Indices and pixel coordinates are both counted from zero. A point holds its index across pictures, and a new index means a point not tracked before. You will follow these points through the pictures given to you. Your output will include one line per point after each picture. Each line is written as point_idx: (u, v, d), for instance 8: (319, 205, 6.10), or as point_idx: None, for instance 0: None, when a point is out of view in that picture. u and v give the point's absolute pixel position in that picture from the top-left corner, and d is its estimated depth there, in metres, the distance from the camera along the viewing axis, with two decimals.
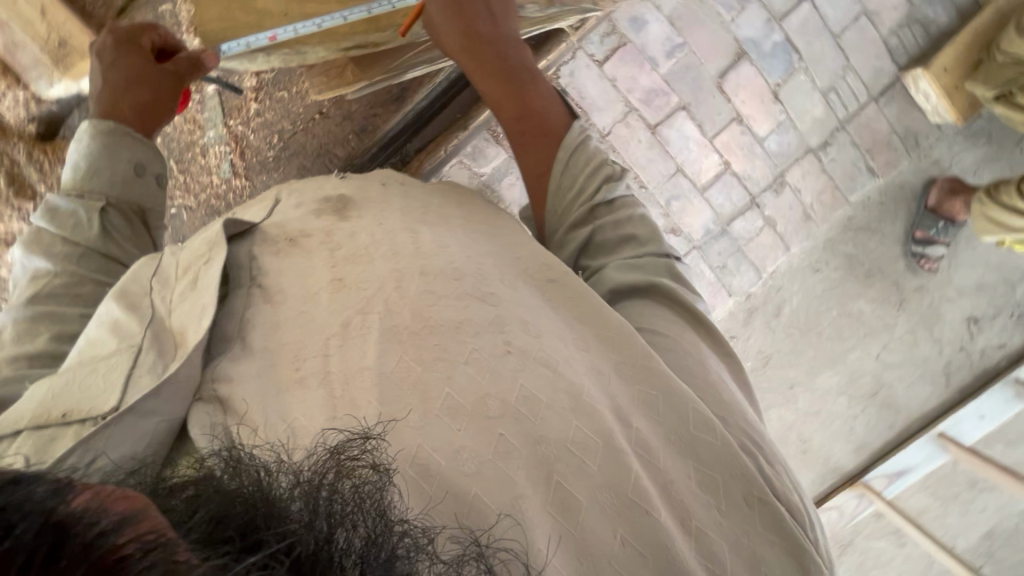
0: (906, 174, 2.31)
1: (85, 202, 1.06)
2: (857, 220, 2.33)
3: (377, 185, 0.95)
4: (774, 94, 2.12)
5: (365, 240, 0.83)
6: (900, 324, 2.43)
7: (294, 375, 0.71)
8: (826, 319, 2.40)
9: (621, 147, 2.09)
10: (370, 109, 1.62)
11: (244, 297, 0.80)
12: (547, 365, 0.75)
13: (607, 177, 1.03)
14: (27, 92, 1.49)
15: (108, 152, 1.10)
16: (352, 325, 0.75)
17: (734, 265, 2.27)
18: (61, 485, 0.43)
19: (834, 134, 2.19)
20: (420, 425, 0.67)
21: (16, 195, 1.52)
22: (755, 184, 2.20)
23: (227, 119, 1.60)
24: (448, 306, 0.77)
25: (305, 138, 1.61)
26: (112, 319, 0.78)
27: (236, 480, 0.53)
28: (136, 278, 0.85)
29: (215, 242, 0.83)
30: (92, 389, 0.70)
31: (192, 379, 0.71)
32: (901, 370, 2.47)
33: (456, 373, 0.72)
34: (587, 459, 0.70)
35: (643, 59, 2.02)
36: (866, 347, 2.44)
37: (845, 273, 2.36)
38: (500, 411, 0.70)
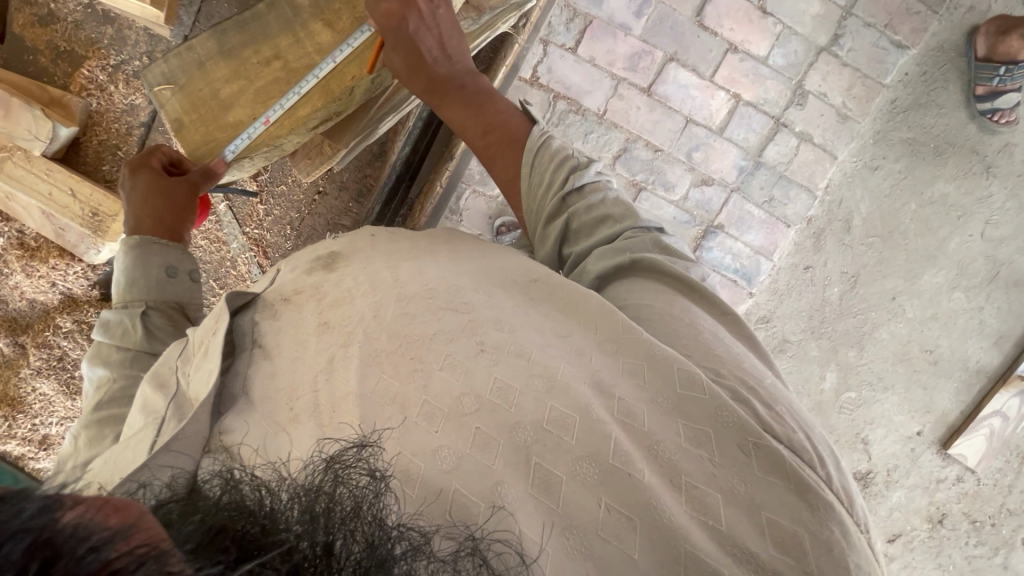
0: (944, 33, 2.06)
1: (130, 310, 1.09)
2: (903, 101, 2.10)
3: (366, 237, 0.96)
4: (761, 9, 2.00)
5: (349, 283, 0.83)
6: (996, 192, 2.16)
7: (289, 414, 0.72)
8: (905, 215, 2.17)
9: (622, 120, 2.04)
10: (360, 173, 1.72)
11: (247, 358, 0.81)
12: (521, 355, 0.75)
13: (573, 167, 1.01)
14: (83, 263, 1.71)
15: (140, 263, 1.15)
16: (336, 360, 0.75)
17: (783, 194, 2.12)
18: (51, 502, 0.45)
19: (842, 23, 2.02)
20: (399, 435, 0.68)
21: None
22: (774, 105, 2.07)
23: (243, 227, 1.73)
24: (425, 319, 0.78)
25: (313, 220, 1.74)
26: (146, 397, 0.83)
27: (237, 500, 0.57)
28: (166, 359, 0.87)
29: (221, 314, 0.84)
30: (124, 462, 0.75)
31: (201, 435, 0.72)
32: (1016, 241, 2.19)
33: (433, 379, 0.73)
34: (565, 434, 0.70)
35: (615, 29, 1.98)
36: (965, 229, 2.18)
37: (910, 160, 2.13)
38: (475, 405, 0.71)
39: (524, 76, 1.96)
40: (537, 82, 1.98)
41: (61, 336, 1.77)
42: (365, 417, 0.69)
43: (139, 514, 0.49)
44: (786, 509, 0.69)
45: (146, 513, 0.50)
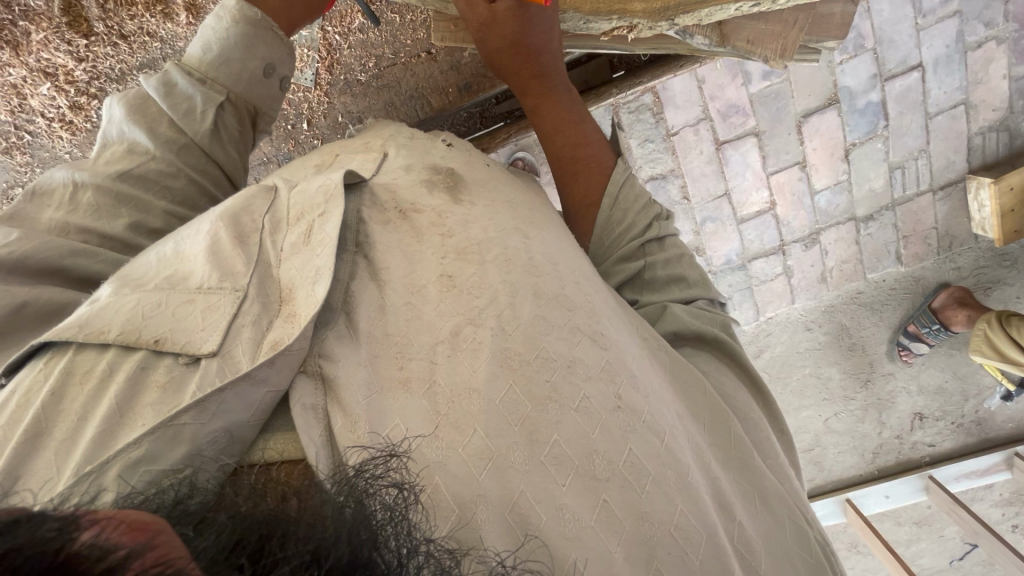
0: (927, 269, 2.33)
1: (206, 89, 1.00)
2: (865, 296, 2.38)
3: (482, 163, 0.98)
4: (845, 152, 2.06)
5: (477, 233, 0.81)
6: (857, 399, 2.55)
7: (398, 375, 0.68)
8: (796, 374, 2.50)
9: (681, 152, 2.02)
10: (480, 68, 1.63)
11: (349, 263, 0.76)
12: (655, 433, 0.71)
13: (656, 215, 1.02)
14: None
15: (243, 43, 1.00)
16: (462, 334, 0.71)
17: (739, 299, 2.33)
18: (66, 521, 0.38)
19: (883, 211, 2.18)
20: (526, 471, 0.64)
21: (68, 26, 1.55)
22: (790, 232, 2.20)
23: (325, 23, 1.59)
24: (558, 339, 0.73)
25: (403, 72, 1.64)
26: (216, 242, 0.72)
27: (251, 504, 0.49)
28: (249, 208, 0.79)
29: (335, 193, 0.79)
30: (188, 321, 0.65)
31: (302, 351, 0.65)
32: (839, 438, 2.62)
33: (565, 419, 0.68)
34: (690, 550, 0.65)
35: (738, 71, 1.92)
36: (820, 410, 2.56)
37: (833, 340, 2.44)
38: (608, 473, 0.66)
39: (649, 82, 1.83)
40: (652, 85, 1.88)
41: None
42: (490, 441, 0.64)
43: (159, 529, 0.42)
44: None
45: (164, 529, 0.42)
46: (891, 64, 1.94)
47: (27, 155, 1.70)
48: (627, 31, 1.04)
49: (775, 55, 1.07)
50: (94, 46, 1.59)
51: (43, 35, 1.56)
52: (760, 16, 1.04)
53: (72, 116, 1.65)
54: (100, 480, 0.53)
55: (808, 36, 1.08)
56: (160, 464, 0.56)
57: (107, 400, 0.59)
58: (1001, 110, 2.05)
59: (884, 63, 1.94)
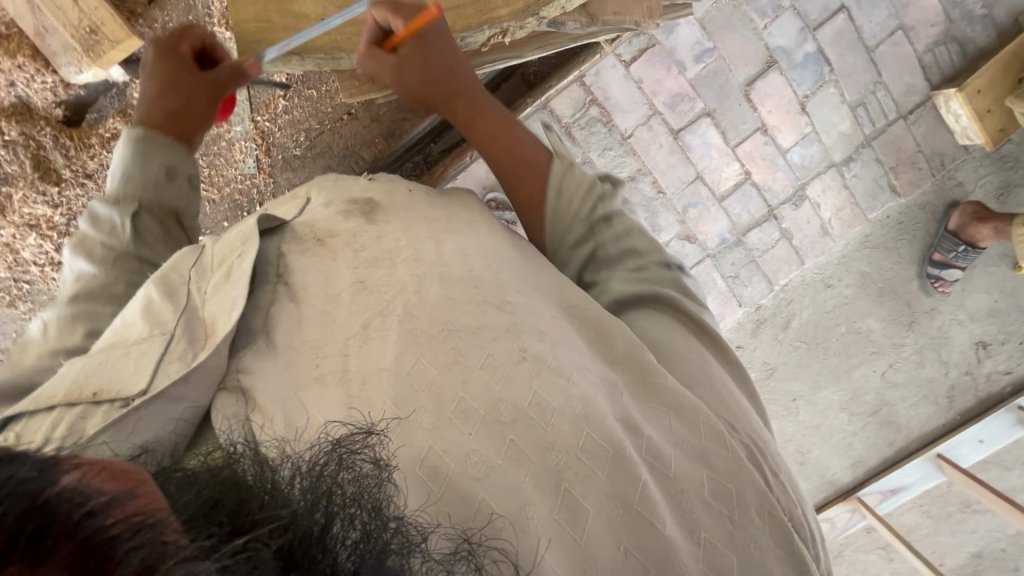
0: (928, 194, 2.25)
1: (121, 208, 1.11)
2: (876, 237, 2.29)
3: (404, 190, 0.99)
4: (801, 105, 2.08)
5: (389, 244, 0.83)
6: (908, 343, 2.39)
7: (313, 372, 0.71)
8: (833, 335, 2.38)
9: (642, 151, 2.07)
10: (399, 113, 1.70)
11: (270, 292, 0.81)
12: (559, 374, 0.74)
13: (602, 194, 1.03)
14: (55, 77, 1.52)
15: (138, 159, 1.15)
16: (372, 326, 0.75)
17: (747, 275, 2.27)
18: (51, 465, 0.46)
19: (860, 149, 2.16)
20: (431, 427, 0.67)
21: (41, 179, 1.59)
22: (775, 196, 2.18)
23: (254, 114, 1.66)
24: (464, 311, 0.76)
25: (332, 138, 1.69)
26: (147, 300, 0.78)
27: (233, 468, 0.56)
28: (176, 266, 0.84)
29: (250, 236, 0.84)
30: (122, 370, 0.70)
31: (219, 369, 0.72)
32: (904, 390, 2.44)
33: (470, 376, 0.71)
34: (597, 468, 0.69)
35: (671, 62, 2.00)
36: (872, 365, 2.42)
37: (859, 290, 2.34)
38: (513, 416, 0.70)
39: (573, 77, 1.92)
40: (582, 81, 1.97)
41: (1, 143, 1.55)
42: (398, 407, 0.68)
43: (140, 480, 0.49)
44: (767, 564, 0.74)
45: (147, 480, 0.50)
46: (814, 15, 2.00)
47: (31, 303, 1.73)
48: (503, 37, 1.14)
49: (644, 18, 1.14)
50: (66, 191, 1.61)
51: (21, 193, 1.59)
52: None
53: (60, 258, 1.67)
54: None
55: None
56: None
57: (48, 447, 0.64)
58: (940, 23, 2.05)
59: (808, 16, 2.00)
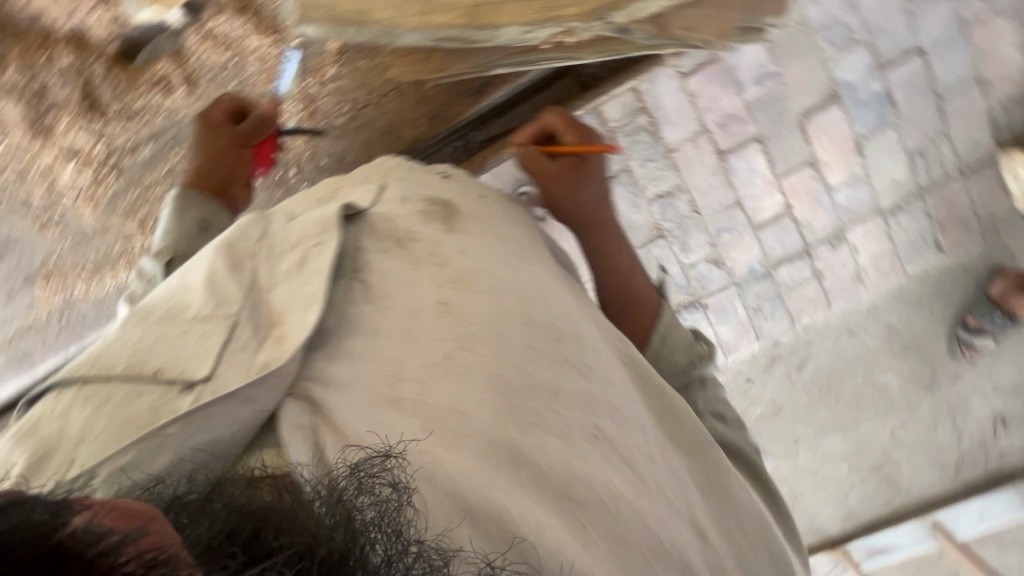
0: (973, 256, 2.16)
1: (160, 261, 1.21)
2: (909, 291, 2.22)
3: (476, 195, 1.00)
4: (857, 144, 2.00)
5: (471, 263, 0.84)
6: (923, 405, 2.32)
7: (390, 393, 0.71)
8: (848, 384, 2.33)
9: (684, 167, 2.02)
10: (447, 97, 1.67)
11: (345, 290, 0.82)
12: (629, 463, 0.77)
13: (701, 358, 1.16)
14: (107, 9, 1.45)
15: (178, 215, 1.29)
16: (454, 358, 0.74)
17: (770, 310, 2.23)
18: (62, 508, 0.43)
19: (910, 199, 2.08)
20: (509, 489, 0.69)
21: (88, 109, 1.54)
22: (812, 233, 2.11)
23: (302, 78, 1.60)
24: (547, 368, 0.77)
25: (376, 112, 1.66)
26: (211, 274, 0.79)
27: (250, 496, 0.56)
28: (243, 236, 0.85)
29: (330, 224, 0.85)
30: (183, 351, 0.70)
31: (292, 373, 0.71)
32: (910, 451, 2.37)
33: (548, 443, 0.72)
34: (658, 563, 0.73)
35: (729, 81, 1.93)
36: (883, 421, 2.35)
37: (883, 343, 2.27)
38: (586, 496, 0.72)
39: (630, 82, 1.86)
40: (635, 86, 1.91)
41: (50, 69, 1.48)
42: (478, 463, 0.69)
43: (152, 516, 0.46)
44: None
45: (160, 516, 0.47)
46: (888, 53, 1.91)
47: (60, 230, 1.67)
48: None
49: (714, 37, 1.11)
50: (111, 126, 1.57)
51: (66, 122, 1.54)
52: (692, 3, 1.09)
53: (94, 189, 1.64)
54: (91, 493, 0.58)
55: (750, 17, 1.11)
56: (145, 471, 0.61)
57: (100, 420, 0.63)
58: (1019, 81, 1.95)
59: (881, 53, 1.91)
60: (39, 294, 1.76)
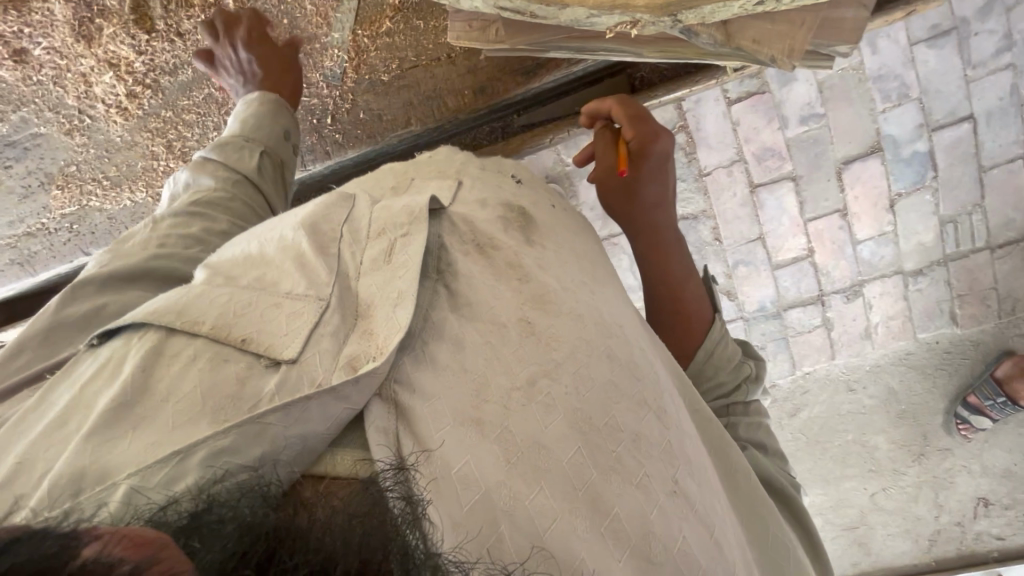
0: (986, 334, 2.13)
1: (249, 145, 1.28)
2: (915, 358, 2.20)
3: (547, 204, 1.05)
4: (890, 203, 1.98)
5: (551, 283, 0.84)
6: (909, 474, 2.29)
7: (472, 413, 0.67)
8: (839, 439, 2.31)
9: (713, 193, 2.00)
10: (497, 72, 1.61)
11: (430, 291, 0.77)
12: (704, 525, 0.73)
13: (747, 376, 1.15)
14: None
15: (270, 114, 1.36)
16: (537, 385, 0.72)
17: (773, 350, 2.22)
18: (67, 537, 0.41)
19: (934, 265, 2.05)
20: (588, 537, 0.64)
21: (134, 23, 1.59)
22: (829, 282, 2.09)
23: (356, 26, 1.61)
24: (627, 409, 0.75)
25: (423, 75, 1.62)
26: (301, 250, 0.77)
27: (255, 508, 0.50)
28: (327, 217, 0.84)
29: (418, 215, 0.83)
30: (272, 324, 0.68)
31: (384, 370, 0.65)
32: (887, 517, 2.34)
33: (627, 493, 0.68)
34: None
35: (775, 115, 1.90)
36: (865, 482, 2.33)
37: (880, 405, 2.25)
38: (663, 557, 0.67)
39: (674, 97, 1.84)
40: (679, 103, 1.88)
41: None
42: (559, 504, 0.65)
43: (162, 543, 0.43)
44: None
45: (169, 542, 0.44)
46: (940, 116, 1.88)
47: (85, 137, 1.68)
48: (630, 28, 0.99)
49: (782, 56, 1.05)
50: (153, 41, 1.61)
51: (111, 30, 1.59)
52: (766, 16, 1.03)
53: (128, 102, 1.65)
54: (185, 460, 0.56)
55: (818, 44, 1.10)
56: (242, 456, 0.58)
57: (189, 381, 0.62)
58: None
59: (932, 115, 1.88)
60: (53, 199, 1.73)
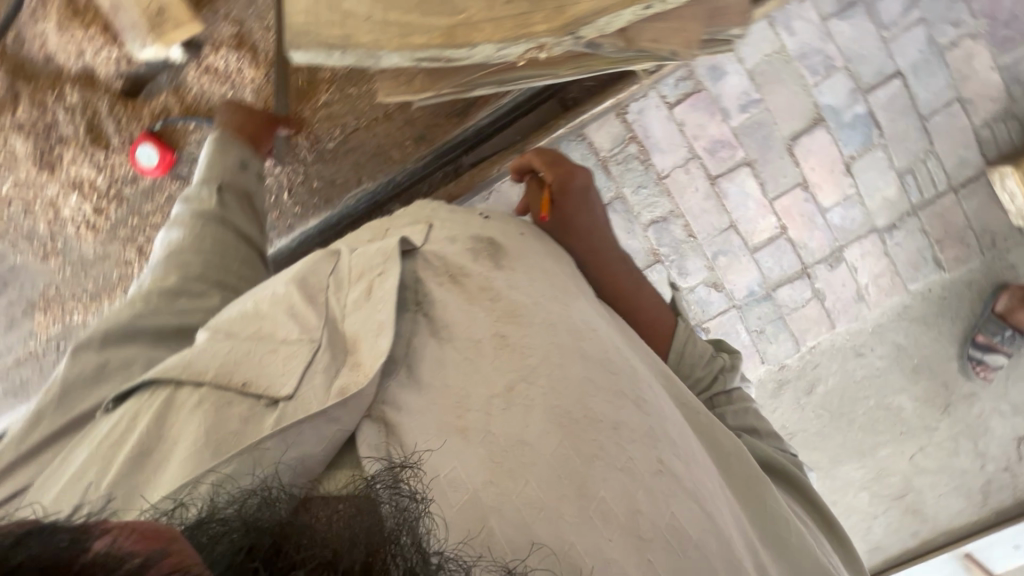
0: (976, 272, 2.14)
1: (207, 186, 1.34)
2: (913, 310, 2.18)
3: (517, 232, 1.05)
4: (846, 166, 2.04)
5: (523, 296, 0.86)
6: (941, 428, 2.24)
7: (458, 422, 0.70)
8: (862, 407, 2.26)
9: (676, 193, 2.06)
10: (432, 118, 1.70)
11: (411, 322, 0.82)
12: (696, 500, 0.71)
13: (721, 368, 1.15)
14: (121, 51, 1.62)
15: (222, 151, 1.40)
16: (515, 390, 0.74)
17: (773, 332, 2.20)
18: (75, 532, 0.40)
19: (904, 217, 2.08)
20: (574, 523, 0.65)
21: (92, 143, 1.67)
22: (809, 254, 2.12)
23: (296, 102, 1.69)
24: (603, 400, 0.75)
25: (365, 136, 1.71)
26: (291, 303, 0.81)
27: (269, 509, 0.52)
28: (315, 270, 0.88)
29: (392, 253, 0.86)
30: (270, 368, 0.72)
31: (369, 397, 0.70)
32: (934, 478, 2.27)
33: (611, 477, 0.69)
34: None
35: (716, 109, 1.99)
36: (900, 446, 2.27)
37: (892, 363, 2.22)
38: (653, 533, 0.67)
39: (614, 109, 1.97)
40: (623, 116, 1.99)
41: (61, 105, 1.64)
42: (544, 493, 0.66)
43: (172, 537, 0.43)
44: None
45: (179, 536, 0.44)
46: (868, 77, 1.97)
47: (60, 259, 1.74)
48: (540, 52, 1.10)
49: (681, 48, 1.14)
50: (112, 156, 1.69)
51: (71, 154, 1.67)
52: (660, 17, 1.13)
53: (96, 219, 1.72)
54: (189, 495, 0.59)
55: (713, 32, 1.19)
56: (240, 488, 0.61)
57: (194, 425, 0.67)
58: (1000, 99, 1.99)
59: (861, 78, 1.97)
60: (38, 324, 1.76)
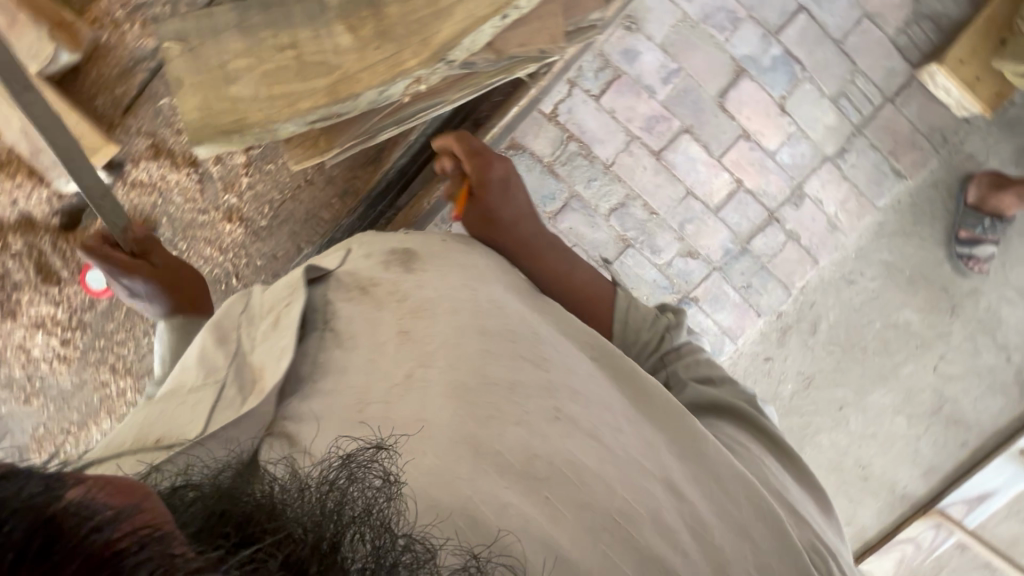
0: (937, 172, 2.15)
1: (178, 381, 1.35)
2: (890, 225, 2.18)
3: (438, 240, 1.11)
4: (780, 107, 2.07)
5: (429, 292, 0.98)
6: (955, 331, 2.21)
7: (359, 414, 0.82)
8: (869, 333, 2.24)
9: (625, 176, 2.09)
10: (350, 172, 1.75)
11: (318, 339, 0.96)
12: (591, 436, 0.85)
13: (667, 327, 1.16)
14: (49, 189, 1.57)
15: (182, 339, 1.45)
16: (414, 376, 0.87)
17: (761, 283, 2.19)
18: (54, 481, 0.48)
19: (850, 139, 2.11)
20: (470, 477, 0.77)
21: (44, 281, 1.66)
22: (772, 199, 2.13)
23: (222, 192, 1.69)
24: (500, 365, 0.89)
25: (293, 206, 1.75)
26: (204, 352, 0.96)
27: (251, 490, 0.63)
28: (229, 313, 1.03)
29: (295, 284, 1.00)
30: (180, 420, 0.84)
31: (266, 416, 0.83)
32: (964, 383, 2.24)
33: (507, 431, 0.82)
34: (631, 527, 0.79)
35: (640, 88, 2.03)
36: (921, 360, 2.24)
37: (885, 281, 2.20)
38: (548, 472, 0.80)
39: (546, 109, 1.99)
40: (555, 119, 2.02)
41: (7, 255, 1.62)
42: (444, 457, 0.79)
43: (144, 496, 0.52)
44: None
45: (150, 495, 0.53)
46: (774, 18, 2.02)
47: (42, 398, 1.79)
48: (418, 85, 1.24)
49: (548, 44, 1.24)
50: (67, 288, 1.69)
51: (27, 297, 1.66)
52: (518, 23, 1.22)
53: (66, 350, 1.76)
54: None
55: (575, 21, 1.27)
56: None
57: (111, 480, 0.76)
58: (906, 5, 2.04)
59: (767, 21, 2.02)
60: None
